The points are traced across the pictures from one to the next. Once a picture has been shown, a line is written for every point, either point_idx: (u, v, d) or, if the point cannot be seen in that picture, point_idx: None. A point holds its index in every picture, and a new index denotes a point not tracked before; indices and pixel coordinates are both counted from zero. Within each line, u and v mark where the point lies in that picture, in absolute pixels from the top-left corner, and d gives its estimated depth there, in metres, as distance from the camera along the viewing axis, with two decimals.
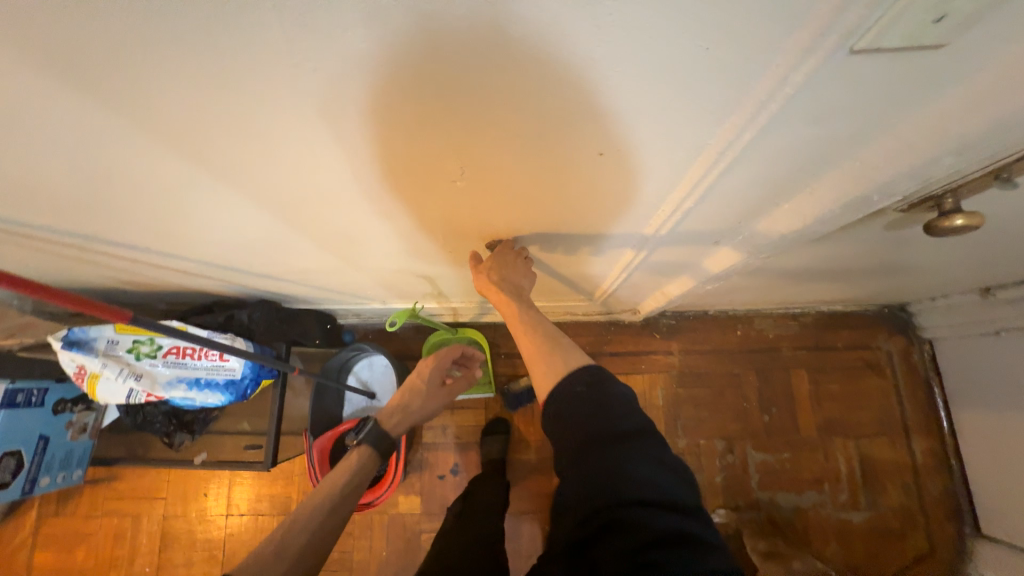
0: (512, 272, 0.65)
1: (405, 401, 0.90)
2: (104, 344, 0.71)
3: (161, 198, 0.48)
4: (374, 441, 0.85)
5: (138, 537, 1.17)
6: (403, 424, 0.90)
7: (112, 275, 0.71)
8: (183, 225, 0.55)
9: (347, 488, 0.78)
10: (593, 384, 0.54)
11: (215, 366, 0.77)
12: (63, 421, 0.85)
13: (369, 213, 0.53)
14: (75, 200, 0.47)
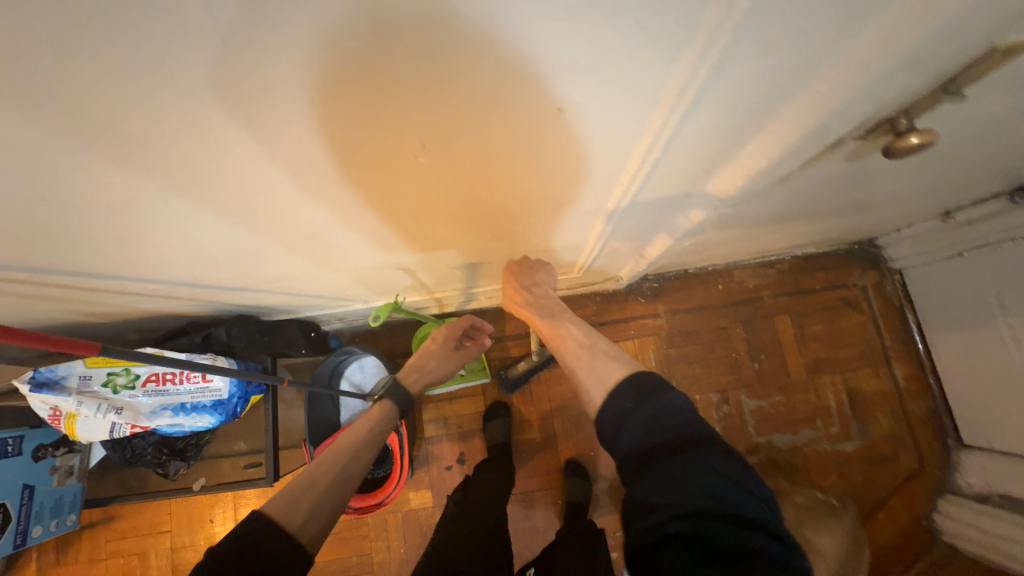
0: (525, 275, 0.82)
1: (421, 361, 0.93)
2: (76, 381, 0.68)
3: (110, 214, 0.45)
4: (396, 397, 0.86)
5: (149, 573, 1.15)
6: (420, 382, 0.93)
7: (75, 309, 0.68)
8: (140, 242, 0.52)
9: (370, 436, 0.79)
10: (640, 400, 0.58)
11: (199, 388, 0.74)
12: (45, 467, 0.80)
13: (337, 205, 0.52)
14: (15, 228, 0.44)
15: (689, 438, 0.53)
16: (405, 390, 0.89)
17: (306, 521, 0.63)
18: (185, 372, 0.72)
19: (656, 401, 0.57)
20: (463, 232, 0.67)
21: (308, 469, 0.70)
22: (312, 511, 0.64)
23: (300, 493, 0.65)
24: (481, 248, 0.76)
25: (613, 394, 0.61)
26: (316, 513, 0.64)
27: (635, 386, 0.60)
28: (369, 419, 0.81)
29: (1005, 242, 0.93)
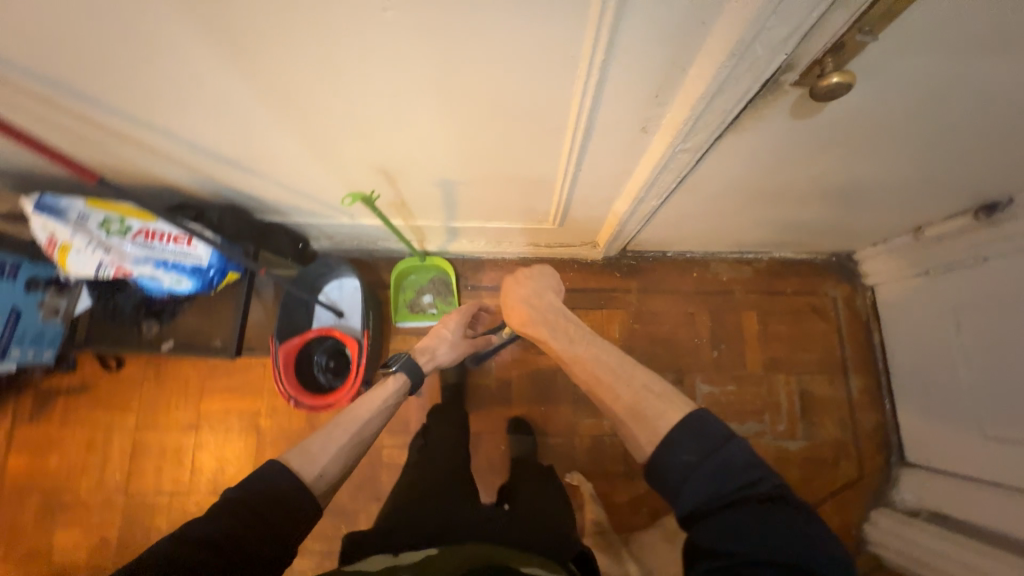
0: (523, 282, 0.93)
1: (433, 343, 1.00)
2: (74, 217, 0.75)
3: (128, 38, 0.52)
4: (409, 371, 0.92)
5: (110, 444, 1.22)
6: (430, 365, 1.00)
7: (83, 155, 0.75)
8: (150, 82, 0.59)
9: (383, 406, 0.86)
10: (705, 453, 0.56)
11: (182, 252, 0.81)
12: (34, 299, 0.87)
13: (320, 73, 0.58)
14: (48, 32, 0.51)
15: (759, 493, 0.53)
16: (418, 367, 0.95)
17: (321, 475, 0.69)
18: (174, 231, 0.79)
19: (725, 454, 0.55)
20: (439, 141, 0.73)
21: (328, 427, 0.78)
22: (327, 467, 0.71)
23: (316, 450, 0.72)
24: (460, 169, 0.81)
25: (668, 439, 0.58)
26: (331, 469, 0.71)
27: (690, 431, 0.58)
28: (386, 387, 0.88)
29: (970, 262, 0.96)
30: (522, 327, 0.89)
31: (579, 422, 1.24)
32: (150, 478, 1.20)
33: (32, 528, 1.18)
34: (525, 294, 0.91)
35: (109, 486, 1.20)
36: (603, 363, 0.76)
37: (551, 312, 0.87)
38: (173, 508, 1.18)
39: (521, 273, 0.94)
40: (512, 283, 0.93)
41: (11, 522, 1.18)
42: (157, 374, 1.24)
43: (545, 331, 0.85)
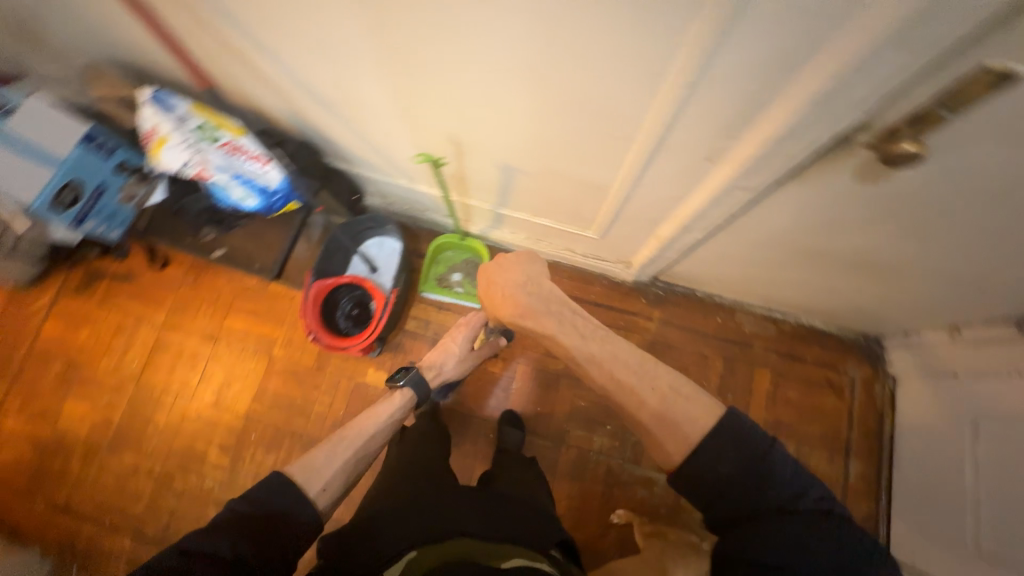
0: (507, 267, 0.86)
1: (441, 360, 1.06)
2: (179, 115, 0.83)
3: None
4: (415, 385, 0.99)
5: (137, 333, 1.29)
6: (436, 379, 1.06)
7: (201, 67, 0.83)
8: (283, 13, 0.66)
9: (388, 420, 0.91)
10: (743, 465, 0.60)
11: (257, 172, 0.89)
12: (118, 182, 0.92)
13: (426, 37, 0.63)
14: None
15: (804, 503, 0.57)
16: (423, 382, 1.01)
17: (322, 491, 0.72)
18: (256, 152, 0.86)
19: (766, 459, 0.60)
20: (514, 127, 0.77)
21: (335, 439, 0.82)
22: (329, 482, 0.74)
23: (320, 463, 0.75)
24: (525, 158, 0.86)
25: (705, 445, 0.63)
26: (334, 485, 0.74)
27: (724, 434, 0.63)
28: (393, 401, 0.94)
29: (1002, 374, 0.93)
30: (520, 316, 0.82)
31: (570, 431, 1.25)
32: (163, 373, 1.27)
33: (46, 393, 1.26)
34: (516, 280, 0.84)
35: (125, 371, 1.27)
36: (616, 365, 0.73)
37: (550, 301, 0.82)
38: (174, 408, 1.25)
39: (497, 263, 0.88)
40: (495, 277, 0.86)
41: (31, 382, 1.27)
42: (193, 282, 1.31)
43: (552, 325, 0.79)
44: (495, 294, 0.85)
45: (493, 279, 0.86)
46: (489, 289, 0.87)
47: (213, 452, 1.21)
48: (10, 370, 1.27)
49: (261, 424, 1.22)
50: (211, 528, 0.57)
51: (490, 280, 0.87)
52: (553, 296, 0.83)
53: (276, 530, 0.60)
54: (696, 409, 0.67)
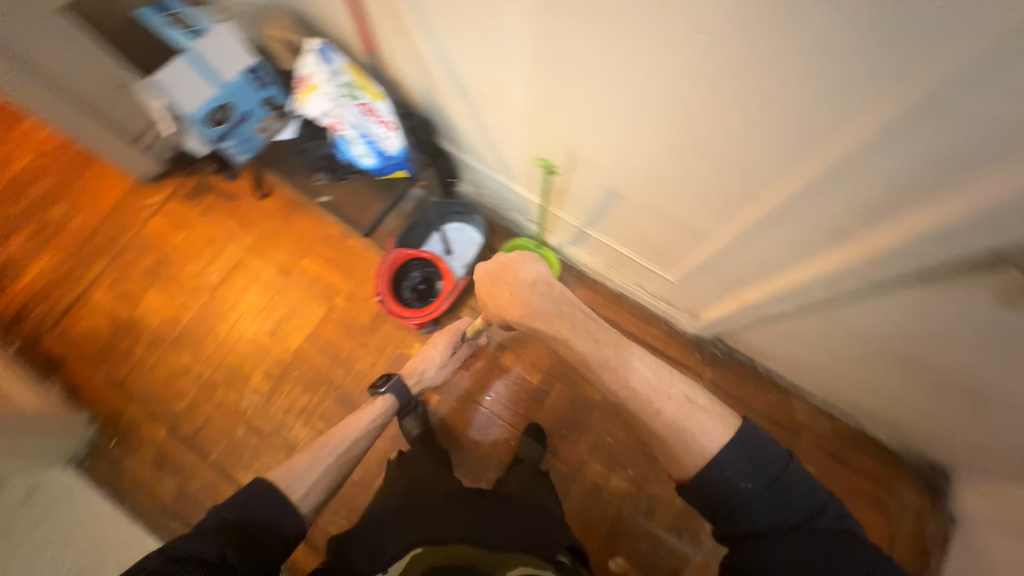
0: (514, 266, 0.83)
1: (422, 367, 1.10)
2: (334, 69, 0.90)
3: None
4: (396, 392, 1.05)
5: (224, 248, 1.40)
6: (418, 385, 1.11)
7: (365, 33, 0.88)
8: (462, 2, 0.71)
9: (369, 426, 0.99)
10: (767, 481, 0.61)
11: (382, 136, 0.94)
12: (261, 114, 1.01)
13: (594, 50, 0.65)
14: None
15: (824, 521, 0.59)
16: (403, 389, 1.07)
17: (305, 496, 0.80)
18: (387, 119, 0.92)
19: (783, 474, 0.61)
20: (636, 156, 0.79)
21: (320, 442, 0.91)
22: (313, 486, 0.82)
23: (303, 468, 0.83)
24: (634, 189, 0.87)
25: (729, 459, 0.62)
26: (317, 487, 0.82)
27: (742, 449, 0.63)
28: (372, 409, 1.01)
29: None
30: (530, 318, 0.79)
31: (589, 464, 1.21)
32: (235, 291, 1.36)
33: (135, 279, 1.39)
34: (527, 280, 0.81)
35: (204, 279, 1.38)
36: (630, 373, 0.71)
37: (561, 302, 0.78)
38: (234, 325, 1.33)
39: (496, 266, 0.84)
40: (495, 282, 0.82)
41: (126, 266, 1.40)
42: (284, 218, 1.41)
43: (565, 327, 0.75)
44: (500, 296, 0.81)
45: (500, 276, 0.83)
46: (494, 286, 0.83)
47: (257, 376, 1.29)
48: (112, 251, 1.42)
49: (305, 364, 1.29)
50: (203, 535, 0.65)
51: (497, 276, 0.83)
52: (561, 295, 0.79)
53: (260, 538, 0.69)
54: (714, 427, 0.66)
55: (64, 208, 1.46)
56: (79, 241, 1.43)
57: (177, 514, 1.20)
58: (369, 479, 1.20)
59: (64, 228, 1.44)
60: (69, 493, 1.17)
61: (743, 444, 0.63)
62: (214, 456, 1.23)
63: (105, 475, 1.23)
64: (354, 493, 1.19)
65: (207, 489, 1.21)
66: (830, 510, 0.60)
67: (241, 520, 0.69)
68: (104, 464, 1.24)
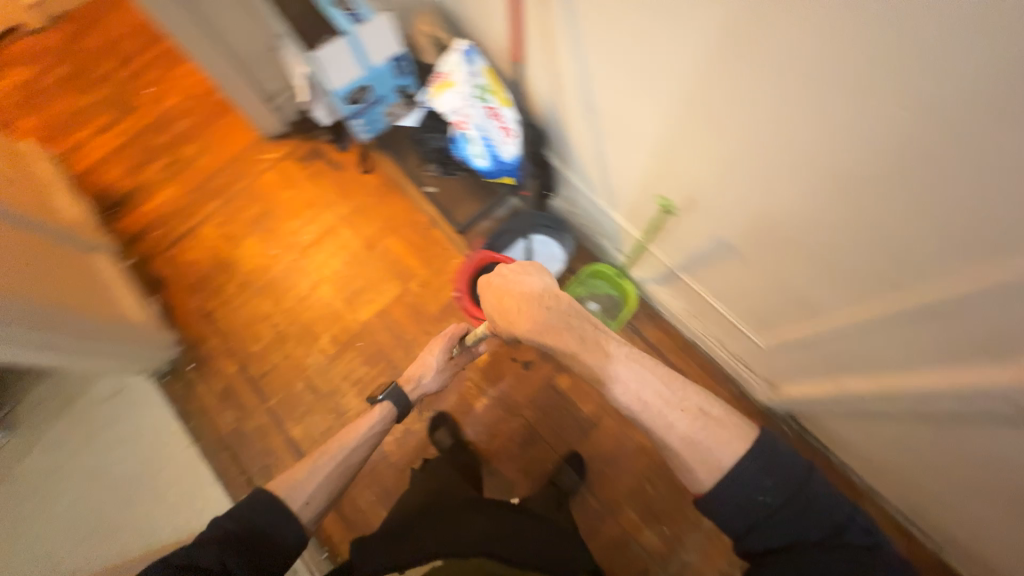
0: (520, 275, 0.85)
1: (419, 373, 1.07)
2: (471, 71, 0.93)
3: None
4: (394, 398, 1.03)
5: (321, 211, 1.49)
6: (416, 392, 1.09)
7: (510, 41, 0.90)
8: (626, 32, 0.72)
9: (368, 433, 0.98)
10: (783, 496, 0.59)
11: (503, 141, 0.97)
12: (392, 99, 1.07)
13: (767, 99, 0.63)
14: None
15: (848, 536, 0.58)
16: (400, 394, 1.05)
17: (305, 504, 0.84)
18: (512, 127, 0.95)
19: (802, 490, 0.59)
20: (766, 212, 0.76)
21: (321, 455, 0.92)
22: (313, 497, 0.85)
23: (303, 479, 0.86)
24: (751, 244, 0.83)
25: (742, 474, 0.61)
26: (316, 499, 0.85)
27: (758, 461, 0.61)
28: (372, 416, 1.00)
29: None
30: (537, 332, 0.79)
31: (624, 510, 1.15)
32: (322, 254, 1.45)
33: (240, 223, 1.51)
34: (533, 292, 0.82)
35: (297, 237, 1.47)
36: (641, 383, 0.72)
37: (569, 316, 0.79)
38: (316, 285, 1.41)
39: (502, 278, 0.86)
40: (500, 295, 0.84)
41: (235, 210, 1.53)
42: (380, 196, 1.48)
43: (574, 343, 0.76)
44: (507, 310, 0.83)
45: (507, 285, 0.85)
46: (500, 294, 0.85)
47: (324, 337, 1.36)
48: (227, 194, 1.55)
49: (370, 337, 1.34)
50: (200, 542, 0.70)
51: (503, 283, 0.85)
52: (571, 310, 0.80)
53: (254, 545, 0.73)
54: (726, 442, 0.64)
55: (197, 148, 1.62)
56: (202, 179, 1.58)
57: (230, 447, 1.28)
58: (405, 462, 1.22)
59: (192, 165, 1.59)
60: (146, 406, 1.32)
61: (762, 460, 0.61)
62: (272, 402, 1.31)
63: (178, 394, 1.34)
64: (388, 474, 1.21)
65: (260, 431, 1.28)
66: (853, 524, 0.58)
67: (238, 529, 0.73)
68: (179, 384, 1.35)
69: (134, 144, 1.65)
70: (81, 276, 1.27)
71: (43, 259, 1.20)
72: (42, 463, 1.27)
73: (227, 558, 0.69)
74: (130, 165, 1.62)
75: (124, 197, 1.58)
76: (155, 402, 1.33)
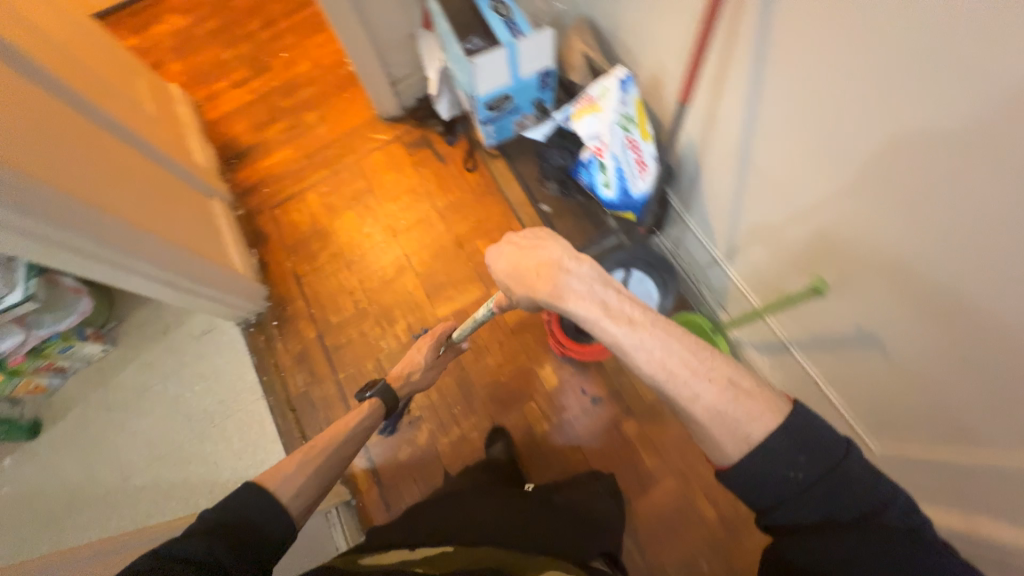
0: (537, 238, 0.72)
1: (407, 371, 1.15)
2: (622, 98, 0.88)
3: (863, 88, 0.60)
4: (383, 394, 1.11)
5: (421, 199, 1.52)
6: (406, 388, 1.17)
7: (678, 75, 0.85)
8: (813, 107, 0.68)
9: (359, 426, 1.05)
10: (818, 474, 0.52)
11: (635, 176, 0.93)
12: (527, 109, 1.05)
13: (974, 215, 0.55)
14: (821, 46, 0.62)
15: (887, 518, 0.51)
16: (390, 392, 1.12)
17: (295, 496, 0.86)
18: (645, 163, 0.92)
19: (841, 465, 0.52)
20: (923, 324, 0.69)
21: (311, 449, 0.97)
22: (303, 490, 0.88)
23: (295, 474, 0.89)
24: (893, 348, 0.76)
25: (774, 450, 0.53)
26: (306, 492, 0.88)
27: (791, 434, 0.53)
28: (360, 412, 1.07)
29: None
30: (557, 302, 0.66)
31: None
32: (413, 242, 1.47)
33: (344, 196, 1.56)
34: (552, 257, 0.69)
35: (392, 220, 1.50)
36: (668, 353, 0.59)
37: (594, 283, 0.66)
38: (403, 272, 1.44)
39: (513, 241, 0.74)
40: (516, 261, 0.72)
41: (340, 182, 1.58)
42: (480, 197, 1.48)
43: (598, 310, 0.63)
44: (525, 277, 0.71)
45: (521, 251, 0.72)
46: (515, 256, 0.73)
47: (401, 323, 1.38)
48: (336, 166, 1.61)
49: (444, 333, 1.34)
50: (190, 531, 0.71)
51: (517, 247, 0.73)
52: (596, 275, 0.67)
53: (245, 533, 0.74)
54: (756, 412, 0.55)
55: (318, 116, 1.69)
56: (317, 147, 1.65)
57: (295, 409, 1.33)
58: (455, 467, 1.21)
59: (310, 132, 1.67)
60: (230, 351, 1.40)
61: (796, 433, 0.53)
62: (342, 375, 1.35)
63: (258, 346, 1.40)
64: (437, 475, 1.21)
65: (325, 400, 1.32)
66: (893, 505, 0.52)
67: (226, 521, 0.74)
68: (261, 337, 1.41)
69: (262, 102, 1.76)
70: (202, 221, 1.38)
71: (175, 202, 1.30)
72: (137, 380, 1.40)
73: (221, 551, 0.68)
74: (256, 121, 1.73)
75: (246, 150, 1.68)
76: (237, 349, 1.40)
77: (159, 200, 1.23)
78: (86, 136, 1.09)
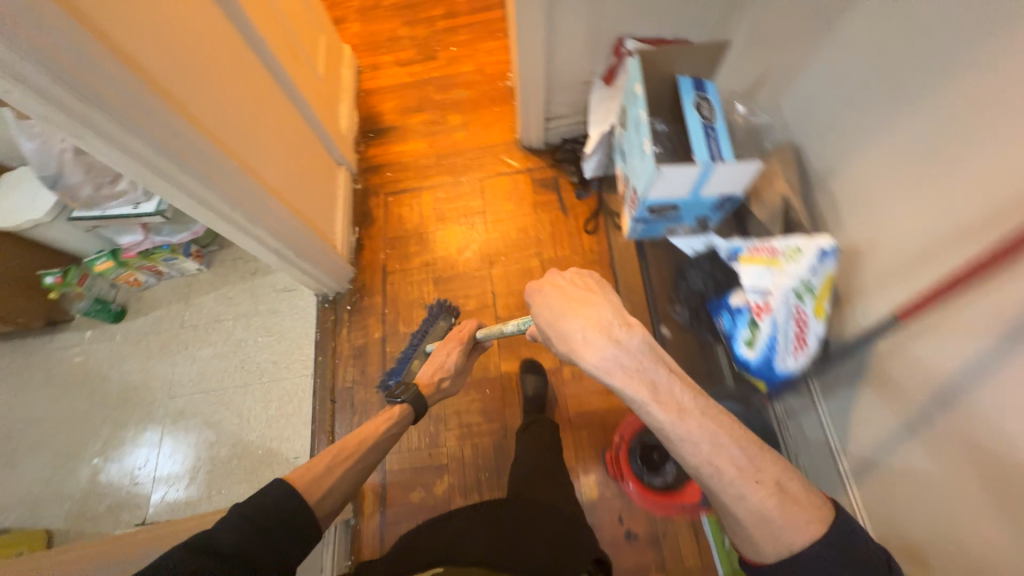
0: (593, 292, 0.72)
1: (436, 374, 1.12)
2: (810, 265, 0.74)
3: None
4: (415, 401, 1.07)
5: (530, 242, 1.45)
6: (436, 395, 1.14)
7: (901, 290, 0.69)
8: None
9: (390, 433, 1.01)
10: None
11: (789, 349, 0.80)
12: (687, 221, 0.95)
13: None
14: None
15: None
16: (422, 399, 1.08)
17: (322, 497, 0.83)
18: (805, 339, 0.78)
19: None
20: None
21: (339, 446, 0.93)
22: (331, 493, 0.85)
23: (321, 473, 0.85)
24: None
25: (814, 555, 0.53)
26: (332, 496, 0.85)
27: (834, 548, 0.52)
28: (391, 418, 1.02)
29: None
30: (602, 368, 0.65)
31: None
32: (506, 282, 1.41)
33: (456, 209, 1.53)
34: (603, 319, 0.68)
35: (494, 252, 1.45)
36: (718, 450, 0.57)
37: (644, 358, 0.63)
38: (484, 309, 1.38)
39: (563, 293, 0.74)
40: (562, 317, 0.71)
41: (458, 193, 1.56)
42: (588, 265, 1.39)
43: (644, 392, 0.61)
44: (569, 335, 0.70)
45: (574, 300, 0.72)
46: (568, 302, 0.73)
47: None
48: (461, 176, 1.59)
49: (499, 391, 1.27)
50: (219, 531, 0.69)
51: (569, 295, 0.73)
52: (644, 347, 0.64)
53: (273, 525, 0.72)
54: (798, 522, 0.54)
55: (462, 120, 1.68)
56: (449, 149, 1.64)
57: (335, 401, 1.32)
58: None
59: (449, 132, 1.67)
60: (300, 319, 1.42)
61: (834, 542, 0.53)
62: None
63: (325, 324, 1.40)
64: None
65: (365, 405, 1.30)
66: None
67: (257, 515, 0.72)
68: (330, 316, 1.41)
69: (417, 86, 1.78)
70: (325, 194, 1.40)
71: (306, 170, 1.31)
72: (215, 308, 1.46)
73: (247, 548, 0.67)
74: (404, 104, 1.75)
75: (385, 128, 1.71)
76: (307, 319, 1.42)
77: (294, 164, 1.24)
78: (260, 97, 1.10)
